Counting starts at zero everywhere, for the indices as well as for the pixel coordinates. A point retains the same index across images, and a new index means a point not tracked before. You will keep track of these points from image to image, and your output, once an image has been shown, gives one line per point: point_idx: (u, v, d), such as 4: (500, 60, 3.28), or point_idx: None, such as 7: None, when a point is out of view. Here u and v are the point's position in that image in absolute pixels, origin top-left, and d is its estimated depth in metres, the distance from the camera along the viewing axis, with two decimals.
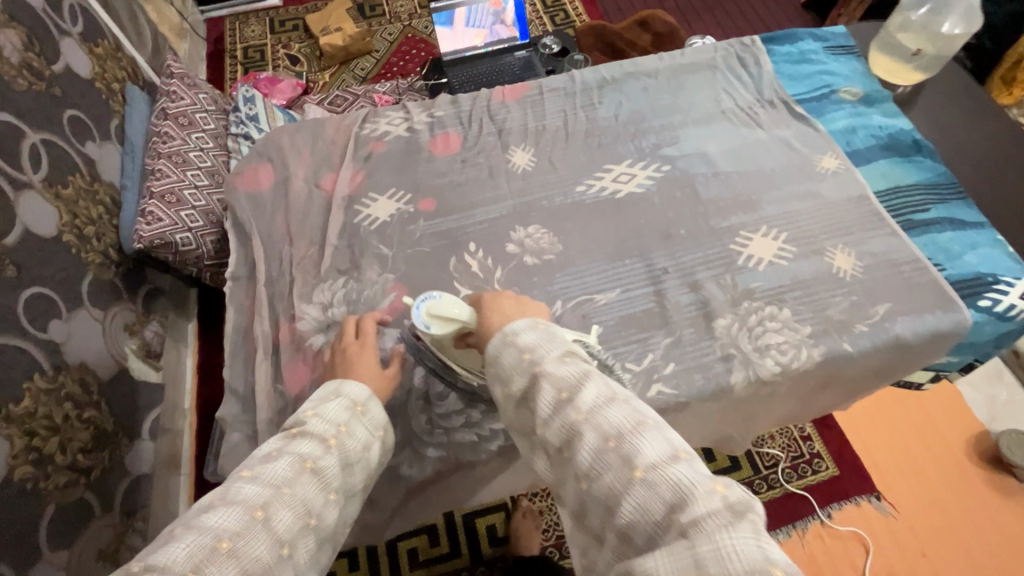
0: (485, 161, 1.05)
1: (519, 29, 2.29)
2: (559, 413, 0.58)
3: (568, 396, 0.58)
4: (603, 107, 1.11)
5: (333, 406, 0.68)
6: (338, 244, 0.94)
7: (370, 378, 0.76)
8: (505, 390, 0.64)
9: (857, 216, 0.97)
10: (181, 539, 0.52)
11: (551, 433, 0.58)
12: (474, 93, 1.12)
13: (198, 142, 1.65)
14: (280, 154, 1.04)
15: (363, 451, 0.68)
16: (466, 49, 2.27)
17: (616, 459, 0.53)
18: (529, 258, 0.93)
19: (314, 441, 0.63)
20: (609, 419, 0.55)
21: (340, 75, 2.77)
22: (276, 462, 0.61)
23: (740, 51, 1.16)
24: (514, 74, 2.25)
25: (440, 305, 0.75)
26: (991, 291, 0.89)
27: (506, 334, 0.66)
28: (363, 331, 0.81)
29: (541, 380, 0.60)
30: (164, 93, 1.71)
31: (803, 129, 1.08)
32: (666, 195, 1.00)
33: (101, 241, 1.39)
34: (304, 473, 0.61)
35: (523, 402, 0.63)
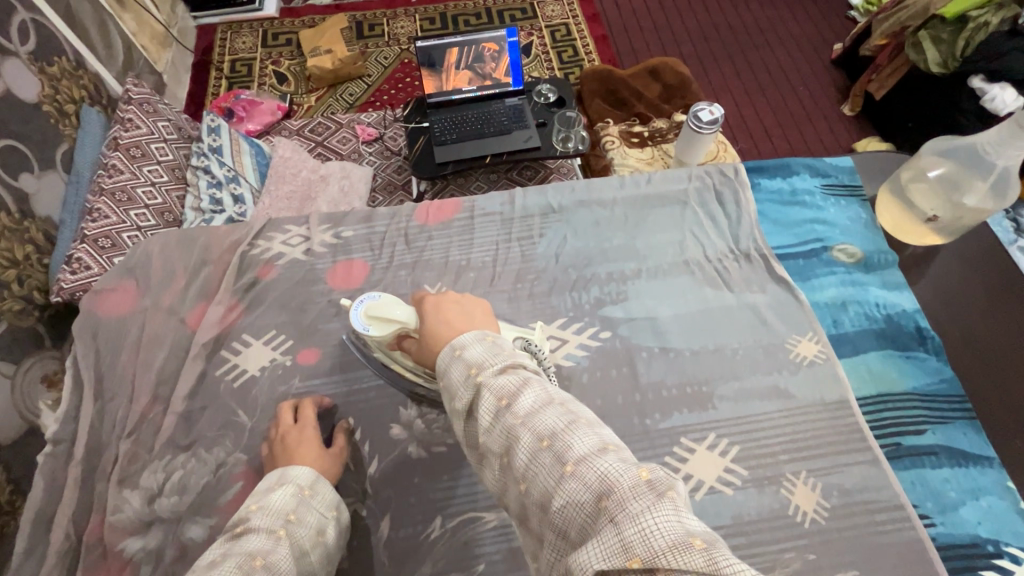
0: (391, 302, 0.87)
1: (512, 74, 1.90)
2: (498, 420, 0.49)
3: (507, 401, 0.49)
4: (543, 242, 0.92)
5: (277, 495, 0.62)
6: (187, 407, 0.78)
7: (315, 462, 0.69)
8: (450, 403, 0.54)
9: (831, 431, 0.77)
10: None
11: (488, 442, 0.49)
12: (394, 210, 0.95)
13: (151, 175, 1.31)
14: (149, 274, 0.88)
15: (318, 535, 0.61)
16: (452, 93, 1.87)
17: (546, 457, 0.44)
18: (414, 449, 0.76)
19: (261, 533, 0.56)
20: (544, 419, 0.47)
21: (326, 99, 2.59)
22: (222, 563, 0.52)
23: (719, 183, 0.96)
24: (502, 124, 1.85)
25: (381, 307, 0.73)
26: (988, 568, 0.69)
27: (453, 347, 0.55)
28: (303, 415, 0.74)
29: (482, 390, 0.51)
30: (119, 120, 1.35)
31: (782, 296, 0.88)
32: (598, 373, 0.82)
33: (22, 285, 1.06)
34: (257, 568, 0.52)
35: (468, 417, 0.52)
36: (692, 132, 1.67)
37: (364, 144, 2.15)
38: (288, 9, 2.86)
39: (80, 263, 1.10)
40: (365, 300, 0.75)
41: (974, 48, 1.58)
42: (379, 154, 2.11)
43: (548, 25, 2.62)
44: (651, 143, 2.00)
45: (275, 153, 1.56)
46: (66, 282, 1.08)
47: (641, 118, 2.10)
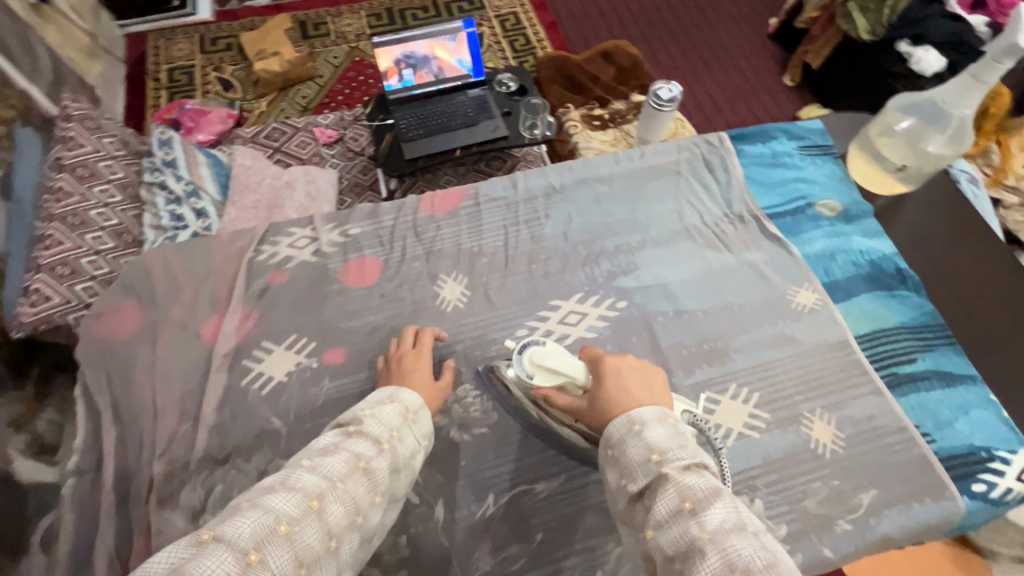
0: (410, 294, 0.87)
1: (474, 65, 1.87)
2: (675, 522, 0.51)
3: (691, 510, 0.51)
4: (550, 222, 0.95)
5: (387, 409, 0.64)
6: (217, 420, 0.76)
7: (421, 390, 0.73)
8: (619, 479, 0.57)
9: (837, 369, 0.84)
10: (248, 511, 0.48)
11: (657, 526, 0.52)
12: (398, 203, 0.95)
13: (103, 196, 1.23)
14: (152, 289, 0.84)
15: (411, 457, 0.63)
16: (415, 88, 1.84)
17: (716, 557, 0.46)
18: (457, 432, 0.77)
19: (369, 441, 0.59)
20: (736, 544, 0.47)
21: (278, 103, 2.50)
22: (333, 455, 0.56)
23: (707, 152, 1.02)
24: (468, 116, 1.83)
25: (546, 355, 0.73)
26: (984, 472, 0.78)
27: (633, 422, 0.58)
28: (421, 343, 0.79)
29: (664, 481, 0.53)
30: (61, 138, 1.26)
31: (777, 252, 0.94)
32: (621, 341, 0.85)
33: None
34: (357, 470, 0.56)
35: (635, 499, 0.55)
36: (653, 110, 1.73)
37: (325, 146, 2.09)
38: (224, 11, 2.72)
39: (39, 293, 1.06)
40: (531, 345, 0.76)
41: (900, 14, 1.74)
42: (342, 155, 2.06)
43: (499, 14, 2.63)
44: (611, 126, 2.03)
45: (235, 163, 1.46)
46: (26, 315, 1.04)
47: (600, 102, 2.13)
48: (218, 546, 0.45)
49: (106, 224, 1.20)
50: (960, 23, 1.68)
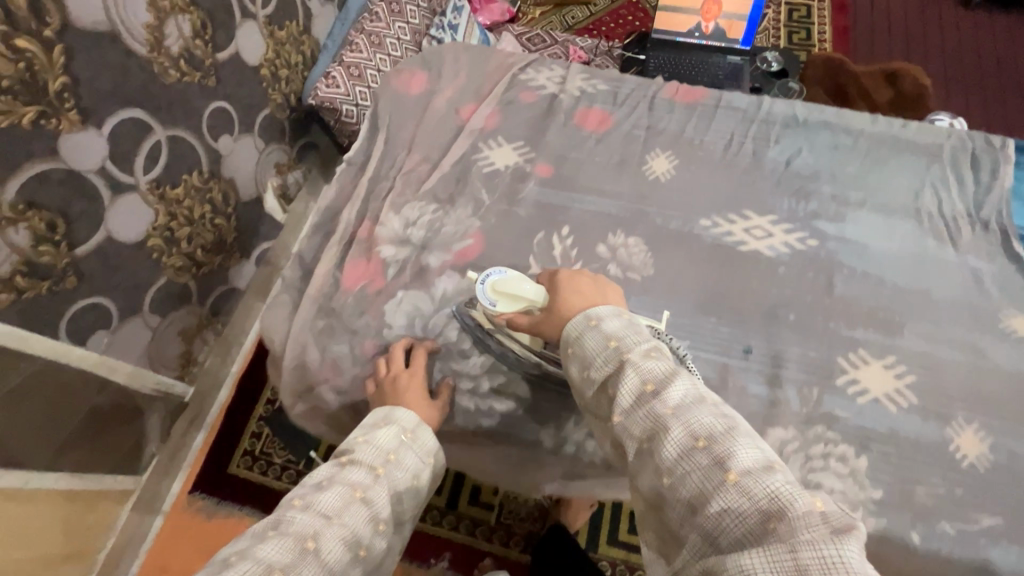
0: (625, 151, 0.98)
1: (746, 33, 1.83)
2: (641, 404, 0.57)
3: (653, 390, 0.58)
4: (777, 148, 0.97)
5: (382, 433, 0.71)
6: (448, 172, 0.95)
7: (422, 409, 0.76)
8: (582, 369, 0.64)
9: (1019, 404, 0.76)
10: (238, 564, 0.53)
11: (634, 426, 0.57)
12: (646, 80, 1.04)
13: (399, 31, 1.47)
14: (440, 68, 1.06)
15: (412, 478, 0.70)
16: (678, 34, 1.87)
17: (702, 457, 0.52)
18: (613, 268, 0.88)
19: (362, 470, 0.66)
20: (699, 417, 0.55)
21: (550, 16, 2.74)
22: (328, 491, 0.63)
23: (981, 150, 0.93)
24: (715, 78, 1.83)
25: (510, 283, 0.77)
26: None
27: (589, 318, 0.66)
28: (414, 362, 0.78)
29: (625, 367, 0.60)
30: None
31: (1009, 272, 0.85)
32: (794, 270, 0.87)
33: (287, 86, 1.34)
34: (353, 501, 0.63)
35: (600, 389, 0.62)
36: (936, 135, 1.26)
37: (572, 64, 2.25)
38: None
39: (335, 80, 1.33)
40: (491, 273, 0.80)
41: None
42: None
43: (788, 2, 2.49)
44: None
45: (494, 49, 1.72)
46: (321, 92, 1.33)
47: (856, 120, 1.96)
48: None
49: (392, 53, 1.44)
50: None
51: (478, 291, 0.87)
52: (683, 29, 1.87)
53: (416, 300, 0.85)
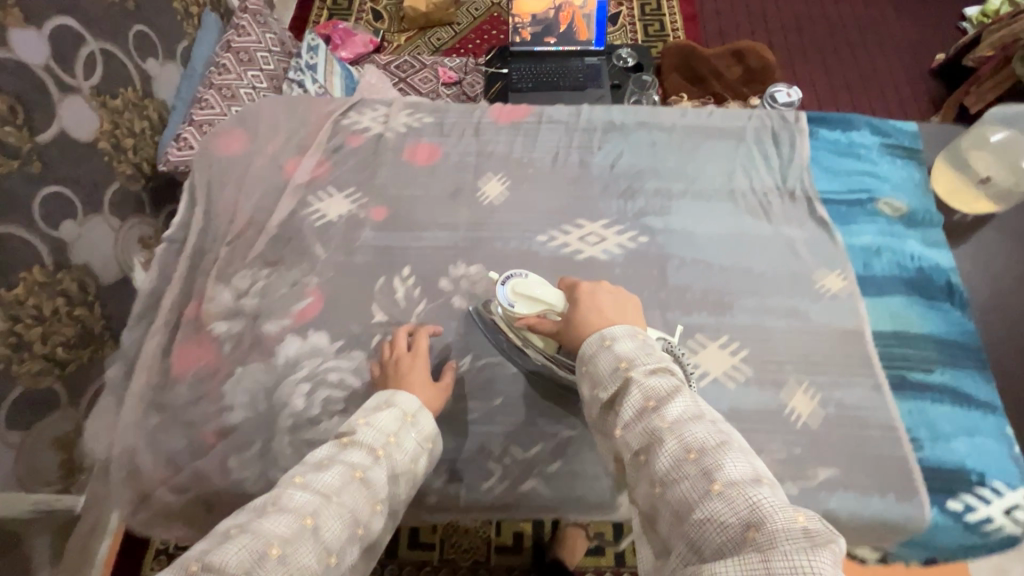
0: (458, 180, 0.99)
1: (597, 35, 1.95)
2: (641, 420, 0.53)
3: (654, 408, 0.53)
4: (600, 154, 1.00)
5: (384, 415, 0.66)
6: (277, 233, 0.92)
7: (421, 392, 0.74)
8: (590, 389, 0.59)
9: (839, 355, 0.82)
10: (235, 539, 0.50)
11: (628, 439, 0.53)
12: (470, 106, 1.05)
13: (254, 80, 1.36)
14: (259, 126, 1.02)
15: (411, 463, 0.65)
16: (534, 44, 1.95)
17: (691, 470, 0.48)
18: (458, 300, 0.87)
19: (364, 451, 0.61)
20: (693, 431, 0.51)
21: (415, 41, 2.74)
22: (327, 470, 0.59)
23: (777, 126, 1.01)
24: (578, 81, 1.90)
25: (527, 284, 0.76)
26: (967, 493, 0.73)
27: (604, 336, 0.60)
28: (417, 344, 0.79)
29: (631, 384, 0.56)
30: (235, 25, 1.42)
31: (817, 234, 0.92)
32: (629, 269, 0.90)
33: (135, 154, 1.11)
34: (353, 481, 0.59)
35: (607, 408, 0.57)
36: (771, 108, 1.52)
37: (443, 86, 2.27)
38: None
39: (187, 141, 1.16)
40: (514, 277, 0.79)
41: None
42: (456, 96, 2.23)
43: None
44: None
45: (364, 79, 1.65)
46: (172, 157, 1.15)
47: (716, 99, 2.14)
48: None
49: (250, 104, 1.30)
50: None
51: (322, 351, 0.83)
52: (540, 38, 1.96)
53: (256, 374, 0.81)
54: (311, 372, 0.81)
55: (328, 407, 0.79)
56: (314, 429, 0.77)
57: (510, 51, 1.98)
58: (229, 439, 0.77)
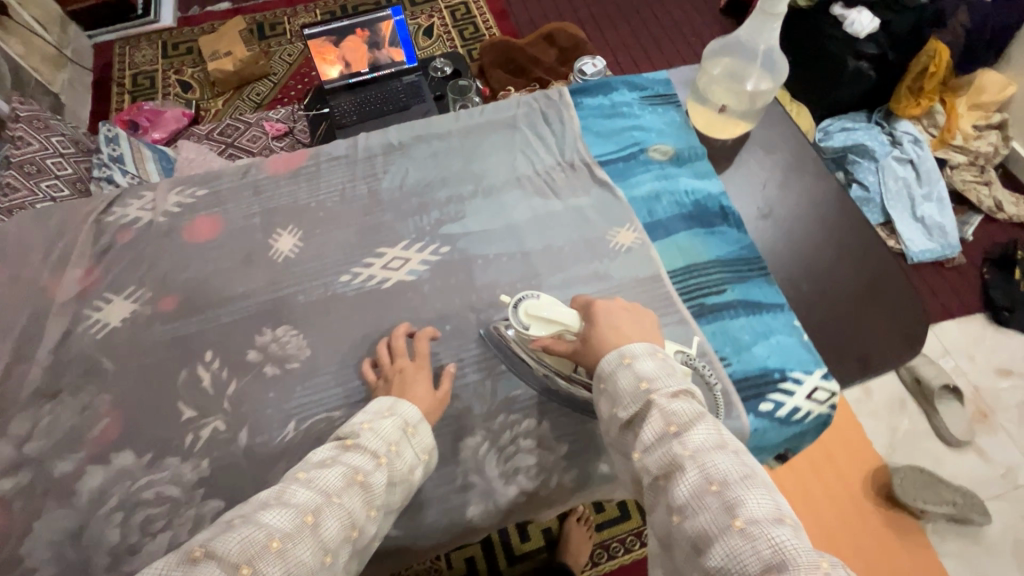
0: (247, 245, 0.94)
1: (406, 51, 1.89)
2: (662, 444, 0.56)
3: (676, 430, 0.55)
4: (387, 177, 1.00)
5: (387, 423, 0.68)
6: (53, 360, 0.83)
7: (424, 402, 0.75)
8: (609, 407, 0.62)
9: (643, 301, 0.87)
10: (241, 529, 0.53)
11: (649, 461, 0.56)
12: (245, 165, 1.01)
13: (50, 189, 1.35)
14: (8, 251, 0.92)
15: (408, 471, 0.67)
16: (348, 76, 1.87)
17: (713, 501, 0.50)
18: (270, 368, 0.83)
19: (365, 456, 0.63)
20: (717, 463, 0.52)
21: (233, 102, 2.62)
22: (330, 468, 0.61)
23: (545, 106, 1.05)
24: (401, 100, 1.88)
25: (541, 305, 0.76)
26: (774, 391, 0.79)
27: (624, 355, 0.64)
28: (419, 351, 0.80)
29: (651, 407, 0.58)
30: (12, 140, 1.41)
31: (603, 196, 0.97)
32: (437, 283, 0.90)
33: None
34: (354, 484, 0.61)
35: (626, 427, 0.60)
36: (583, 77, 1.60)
37: (274, 139, 2.19)
38: (185, 18, 2.85)
39: None
40: (524, 298, 0.78)
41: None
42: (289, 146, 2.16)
43: (449, 6, 2.68)
44: None
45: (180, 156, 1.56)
46: None
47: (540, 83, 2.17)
48: (206, 563, 0.50)
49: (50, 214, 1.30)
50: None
51: (131, 472, 0.76)
52: (353, 68, 1.87)
53: (59, 523, 0.73)
54: (121, 498, 0.74)
55: (147, 528, 0.72)
56: (135, 558, 0.70)
57: (325, 90, 1.89)
58: None
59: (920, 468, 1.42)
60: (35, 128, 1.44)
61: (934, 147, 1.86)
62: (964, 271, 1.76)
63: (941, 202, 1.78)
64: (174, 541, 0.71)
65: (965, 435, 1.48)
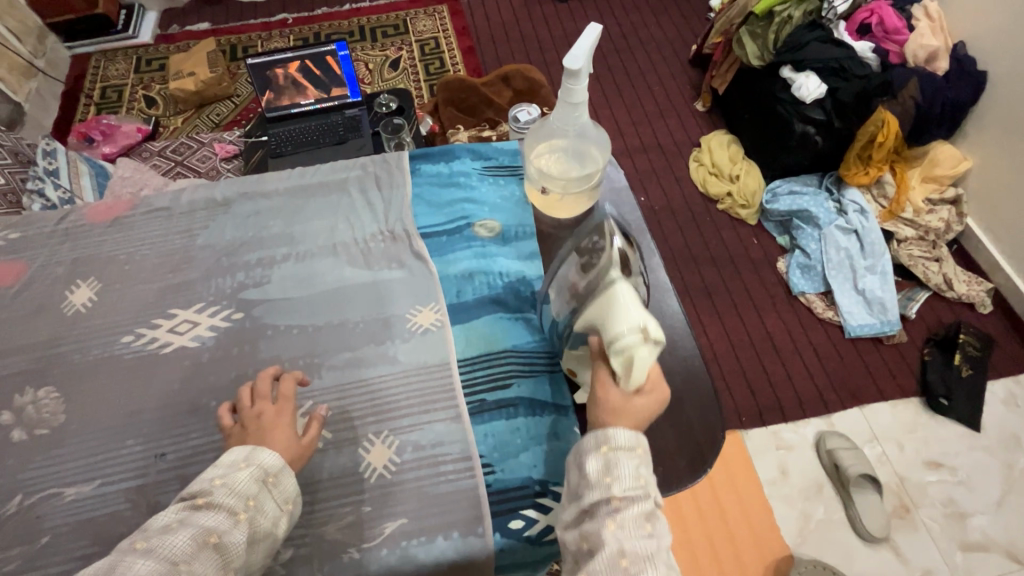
0: (42, 294, 0.91)
1: (349, 86, 1.81)
2: (634, 529, 0.56)
3: (651, 529, 0.57)
4: (204, 234, 0.97)
5: (242, 476, 0.63)
6: None
7: (282, 449, 0.68)
8: (602, 472, 0.60)
9: (423, 391, 0.82)
10: None
11: (617, 534, 0.56)
12: (69, 209, 0.99)
13: None
14: None
15: (272, 527, 0.63)
16: (292, 107, 1.79)
17: None
18: (18, 433, 0.80)
19: (222, 513, 0.60)
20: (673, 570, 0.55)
21: (194, 120, 2.40)
22: (175, 532, 0.57)
23: (378, 169, 1.03)
24: (336, 134, 1.74)
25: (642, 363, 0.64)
26: (529, 507, 0.74)
27: (639, 446, 0.61)
28: (281, 394, 0.73)
29: (640, 501, 0.58)
30: None
31: (416, 269, 0.93)
32: (218, 352, 0.86)
33: None
34: (205, 548, 0.57)
35: (606, 499, 0.58)
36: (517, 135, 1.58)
37: (223, 161, 2.09)
38: (163, 35, 2.60)
39: None
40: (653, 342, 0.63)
41: (783, 41, 1.75)
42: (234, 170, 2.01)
43: (420, 39, 2.67)
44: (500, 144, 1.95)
45: (116, 172, 1.58)
46: None
47: (491, 124, 2.13)
48: None
49: None
50: (841, 48, 1.66)
51: None
52: (292, 98, 1.78)
53: None
54: None
55: None
56: None
57: (266, 118, 1.78)
58: None
59: (824, 565, 1.27)
60: None
61: (883, 220, 1.72)
62: (902, 352, 1.59)
63: (884, 276, 1.66)
64: None
65: (881, 531, 1.32)
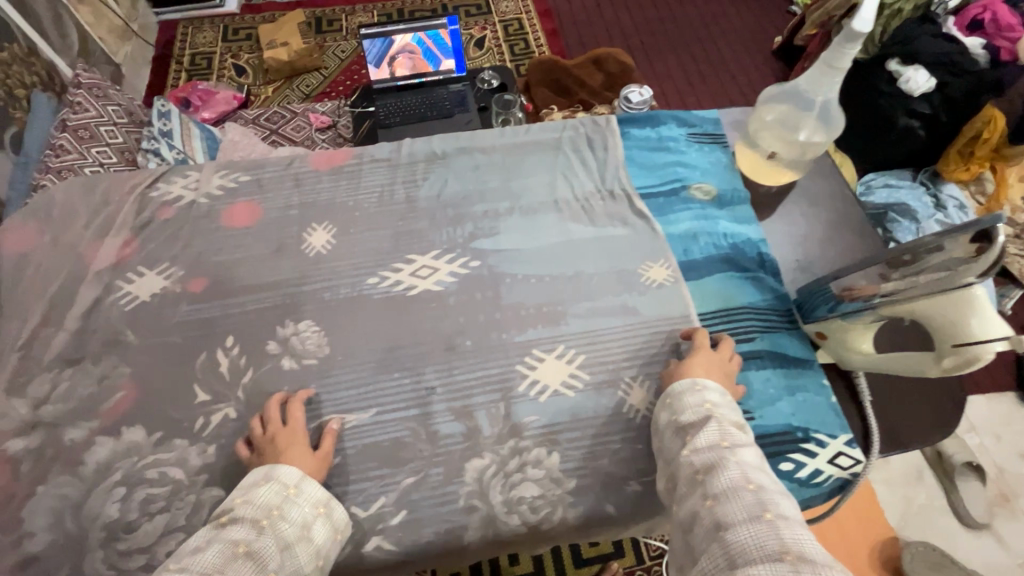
0: (280, 235, 0.95)
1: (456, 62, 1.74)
2: (710, 448, 0.61)
3: (728, 443, 0.61)
4: (426, 184, 1.01)
5: (262, 490, 0.64)
6: (79, 327, 0.85)
7: (306, 462, 0.70)
8: (671, 415, 0.69)
9: (669, 341, 0.84)
10: None
11: (695, 455, 0.61)
12: (288, 158, 1.02)
13: (114, 115, 1.33)
14: (52, 214, 0.95)
15: (303, 530, 0.63)
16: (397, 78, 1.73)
17: (748, 494, 0.54)
18: (287, 361, 0.83)
19: (247, 526, 0.59)
20: (759, 476, 0.57)
21: (284, 91, 2.38)
22: (205, 550, 0.56)
23: (590, 131, 1.06)
24: (444, 108, 1.70)
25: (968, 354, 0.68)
26: (795, 451, 0.77)
27: (697, 381, 0.71)
28: (293, 416, 0.75)
29: (710, 420, 0.64)
30: (68, 103, 1.28)
31: (640, 227, 0.96)
32: (463, 296, 0.89)
33: None
34: (237, 557, 0.55)
35: (681, 431, 0.66)
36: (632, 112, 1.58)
37: (318, 132, 1.89)
38: (249, 5, 2.61)
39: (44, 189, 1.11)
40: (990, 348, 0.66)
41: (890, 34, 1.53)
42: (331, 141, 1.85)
43: (503, 19, 2.63)
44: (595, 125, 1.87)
45: (225, 137, 1.48)
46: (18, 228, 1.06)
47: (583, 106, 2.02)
48: None
49: (112, 140, 1.28)
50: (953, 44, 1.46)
51: (139, 448, 0.76)
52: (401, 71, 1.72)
53: (60, 489, 0.73)
54: (125, 474, 0.74)
55: (146, 508, 0.72)
56: (131, 536, 0.71)
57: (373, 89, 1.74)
58: (31, 571, 0.69)
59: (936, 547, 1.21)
60: (92, 94, 1.32)
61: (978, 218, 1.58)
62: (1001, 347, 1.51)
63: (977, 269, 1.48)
64: (169, 527, 0.71)
65: (983, 516, 1.26)
